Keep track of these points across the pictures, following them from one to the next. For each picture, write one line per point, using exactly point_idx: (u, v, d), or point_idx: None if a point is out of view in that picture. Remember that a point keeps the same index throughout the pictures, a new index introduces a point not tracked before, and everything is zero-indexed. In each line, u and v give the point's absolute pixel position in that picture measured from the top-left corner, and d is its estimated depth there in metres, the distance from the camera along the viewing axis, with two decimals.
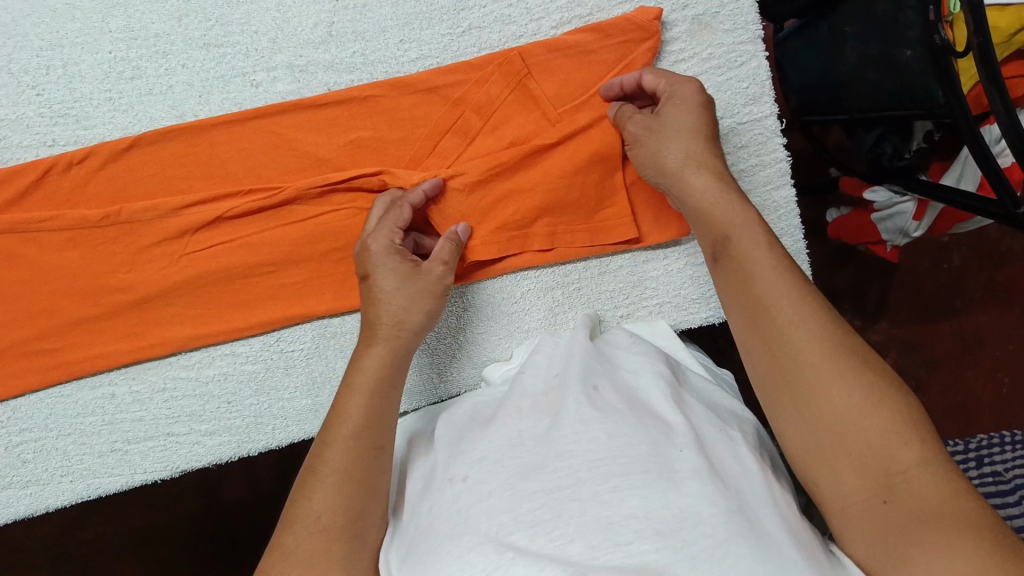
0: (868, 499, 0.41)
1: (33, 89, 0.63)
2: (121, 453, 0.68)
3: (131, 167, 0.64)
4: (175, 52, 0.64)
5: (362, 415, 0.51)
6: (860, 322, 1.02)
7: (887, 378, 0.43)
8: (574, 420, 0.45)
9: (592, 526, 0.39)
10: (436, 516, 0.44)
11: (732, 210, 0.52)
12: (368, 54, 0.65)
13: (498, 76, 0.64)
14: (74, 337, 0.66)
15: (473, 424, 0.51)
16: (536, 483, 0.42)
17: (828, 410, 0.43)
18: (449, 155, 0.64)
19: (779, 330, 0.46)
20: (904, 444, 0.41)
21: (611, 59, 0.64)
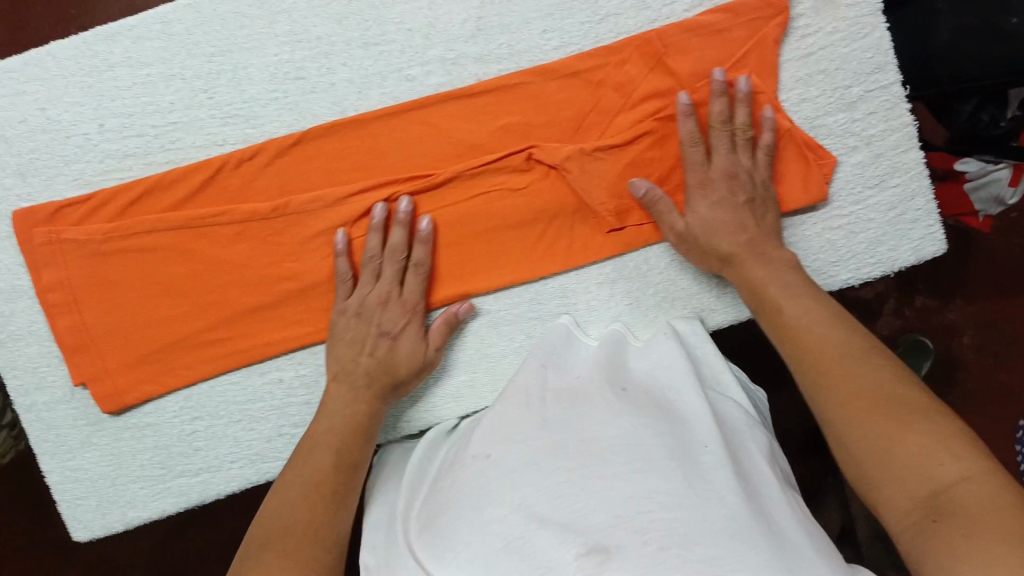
0: (918, 516, 0.45)
1: (205, 93, 0.67)
2: (288, 437, 0.71)
3: (298, 161, 0.68)
4: (336, 52, 0.67)
5: (325, 468, 0.60)
6: (935, 301, 1.04)
7: (927, 409, 0.49)
8: (604, 411, 0.55)
9: (614, 500, 0.46)
10: (462, 482, 0.53)
11: (769, 272, 0.63)
12: (514, 44, 0.68)
13: (637, 58, 0.68)
14: (245, 325, 0.70)
15: (497, 408, 0.60)
16: (562, 462, 0.50)
17: (875, 437, 0.49)
18: (595, 133, 0.68)
19: (840, 373, 0.54)
20: (956, 460, 0.46)
21: (742, 37, 0.68)
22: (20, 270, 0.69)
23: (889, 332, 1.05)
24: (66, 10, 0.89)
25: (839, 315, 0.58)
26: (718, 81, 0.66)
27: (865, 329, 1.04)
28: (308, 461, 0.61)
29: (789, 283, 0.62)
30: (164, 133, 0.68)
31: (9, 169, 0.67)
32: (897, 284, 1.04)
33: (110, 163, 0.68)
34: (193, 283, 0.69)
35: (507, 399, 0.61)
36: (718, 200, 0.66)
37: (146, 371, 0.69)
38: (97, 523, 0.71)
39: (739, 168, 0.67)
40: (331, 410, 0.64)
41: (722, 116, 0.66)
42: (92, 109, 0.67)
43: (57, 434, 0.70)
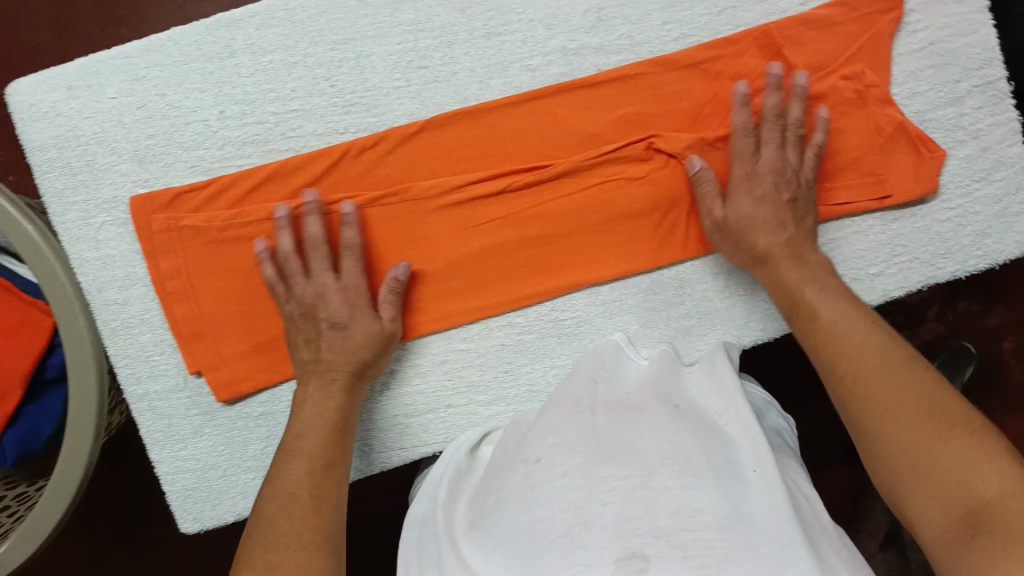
0: (959, 533, 0.46)
1: (327, 81, 0.67)
2: (403, 426, 0.71)
3: (419, 149, 0.68)
4: (459, 41, 0.68)
5: (313, 453, 0.59)
6: (977, 306, 1.01)
7: (971, 424, 0.49)
8: (652, 425, 0.54)
9: (661, 512, 0.46)
10: (511, 488, 0.53)
11: (811, 277, 0.63)
12: (635, 36, 0.69)
13: (756, 50, 0.69)
14: None
15: (548, 415, 0.59)
16: (607, 469, 0.50)
17: (917, 448, 0.50)
18: (715, 122, 0.69)
19: (883, 390, 0.54)
20: (998, 477, 0.46)
21: (857, 30, 0.69)
22: (136, 257, 0.68)
23: (933, 338, 1.02)
24: (115, 9, 0.88)
25: (877, 326, 0.59)
26: (772, 77, 0.66)
27: (907, 334, 1.02)
28: (303, 447, 0.59)
29: (827, 291, 0.62)
30: (284, 121, 0.67)
31: (127, 155, 0.67)
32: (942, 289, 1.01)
33: (229, 150, 0.67)
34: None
35: (558, 405, 0.60)
36: (761, 192, 0.65)
37: (261, 359, 0.69)
38: (207, 515, 0.70)
39: (786, 164, 0.66)
40: (319, 395, 0.63)
41: (776, 112, 0.66)
42: (213, 95, 0.67)
43: (169, 424, 0.69)
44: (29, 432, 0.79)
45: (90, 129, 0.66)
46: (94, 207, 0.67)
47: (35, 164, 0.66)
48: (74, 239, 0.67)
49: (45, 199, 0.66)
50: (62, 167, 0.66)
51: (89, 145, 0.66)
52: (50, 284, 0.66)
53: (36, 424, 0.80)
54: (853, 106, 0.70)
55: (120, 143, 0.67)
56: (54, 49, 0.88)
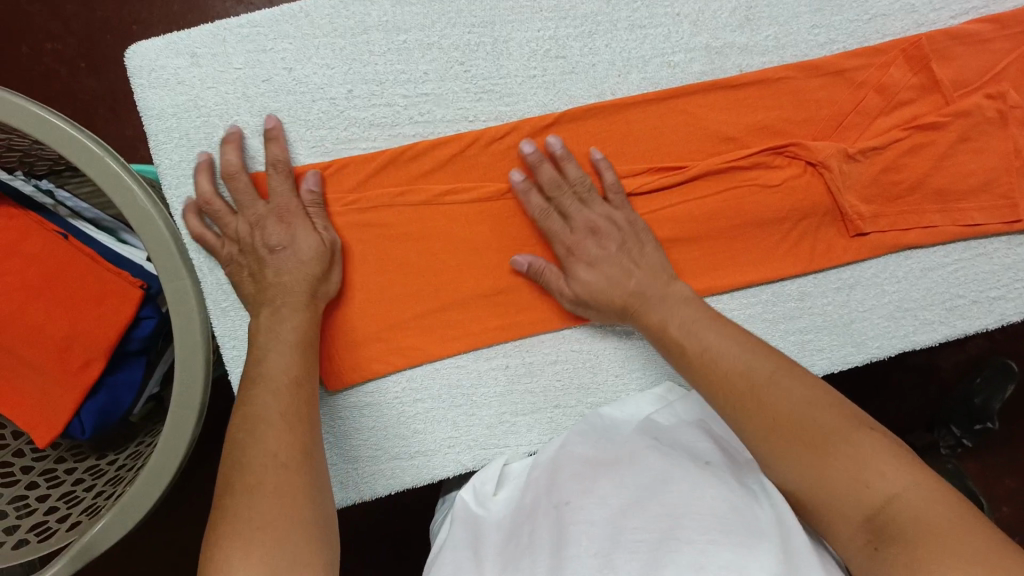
0: (863, 542, 0.42)
1: (461, 65, 0.65)
2: (508, 424, 0.68)
3: None
4: (600, 31, 0.65)
5: (282, 375, 0.54)
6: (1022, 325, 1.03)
7: (860, 427, 0.46)
8: (684, 482, 0.51)
9: (684, 565, 0.43)
10: (542, 531, 0.53)
11: (671, 310, 0.59)
12: (781, 38, 0.67)
13: (903, 62, 0.67)
14: (477, 309, 0.67)
15: (564, 463, 0.59)
16: (637, 518, 0.48)
17: (808, 467, 0.45)
18: (853, 134, 0.67)
19: (748, 396, 0.50)
20: (890, 473, 0.43)
21: (1006, 48, 0.68)
22: None
23: (978, 353, 1.03)
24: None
25: (752, 342, 0.54)
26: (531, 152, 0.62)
27: (952, 349, 1.03)
28: (269, 372, 0.54)
29: (697, 319, 0.57)
30: (414, 105, 0.65)
31: (249, 130, 0.64)
32: None
33: (354, 131, 0.64)
34: (427, 261, 0.66)
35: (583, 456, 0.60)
36: (596, 258, 0.62)
37: (374, 349, 0.66)
38: None
39: (597, 219, 0.62)
40: (281, 320, 0.58)
41: (555, 183, 0.62)
42: (342, 73, 0.64)
43: None
44: (108, 403, 0.75)
45: (211, 100, 0.63)
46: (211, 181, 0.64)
47: (151, 134, 0.63)
48: None
49: (161, 170, 0.64)
50: (180, 139, 0.63)
51: (209, 117, 0.63)
52: (161, 258, 0.63)
53: (116, 395, 0.76)
54: (993, 125, 0.67)
55: (242, 117, 0.64)
56: (109, 3, 0.91)
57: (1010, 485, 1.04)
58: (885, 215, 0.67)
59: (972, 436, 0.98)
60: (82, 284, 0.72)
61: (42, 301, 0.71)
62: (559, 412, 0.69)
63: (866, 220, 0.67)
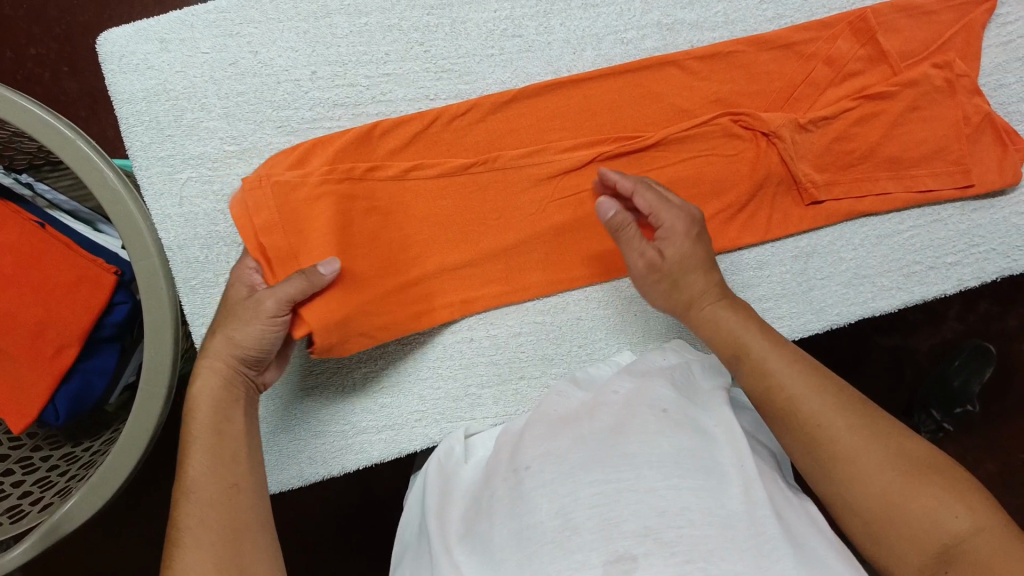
0: (929, 572, 0.45)
1: (421, 45, 0.67)
2: (474, 397, 0.70)
3: (509, 118, 0.68)
4: (555, 11, 0.68)
5: (203, 436, 0.54)
6: (997, 308, 1.03)
7: (931, 458, 0.48)
8: (643, 429, 0.50)
9: (647, 512, 0.44)
10: (501, 498, 0.51)
11: (720, 314, 0.57)
12: (730, 14, 0.69)
13: (850, 34, 0.69)
14: (441, 281, 0.67)
15: (529, 432, 0.56)
16: (597, 474, 0.47)
17: (881, 497, 0.46)
18: (803, 105, 0.69)
19: (825, 433, 0.49)
20: (962, 513, 0.45)
21: (951, 19, 0.70)
22: (219, 216, 0.67)
23: (954, 337, 1.03)
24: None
25: (816, 376, 0.52)
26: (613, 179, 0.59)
27: (929, 333, 1.03)
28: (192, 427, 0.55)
29: (765, 345, 0.54)
30: (376, 84, 0.67)
31: (216, 112, 0.66)
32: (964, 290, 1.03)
33: (318, 112, 0.67)
34: (382, 235, 0.64)
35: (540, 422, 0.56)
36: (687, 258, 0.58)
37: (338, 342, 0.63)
38: (273, 480, 0.69)
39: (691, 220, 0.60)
40: (201, 388, 0.56)
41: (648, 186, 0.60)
42: (306, 55, 0.66)
43: None
44: (81, 388, 0.76)
45: (180, 83, 0.66)
46: (179, 162, 0.66)
47: (122, 117, 0.66)
48: (157, 194, 0.66)
49: (131, 152, 0.66)
50: (150, 122, 0.66)
51: (177, 100, 0.66)
52: (132, 238, 0.65)
53: (89, 380, 0.77)
54: (940, 94, 0.69)
55: (209, 99, 0.66)
56: (91, 8, 0.94)
57: (990, 469, 1.04)
58: (840, 182, 0.69)
59: (953, 420, 0.98)
60: (55, 272, 0.74)
61: (17, 287, 0.73)
62: (524, 384, 0.70)
63: (821, 188, 0.69)
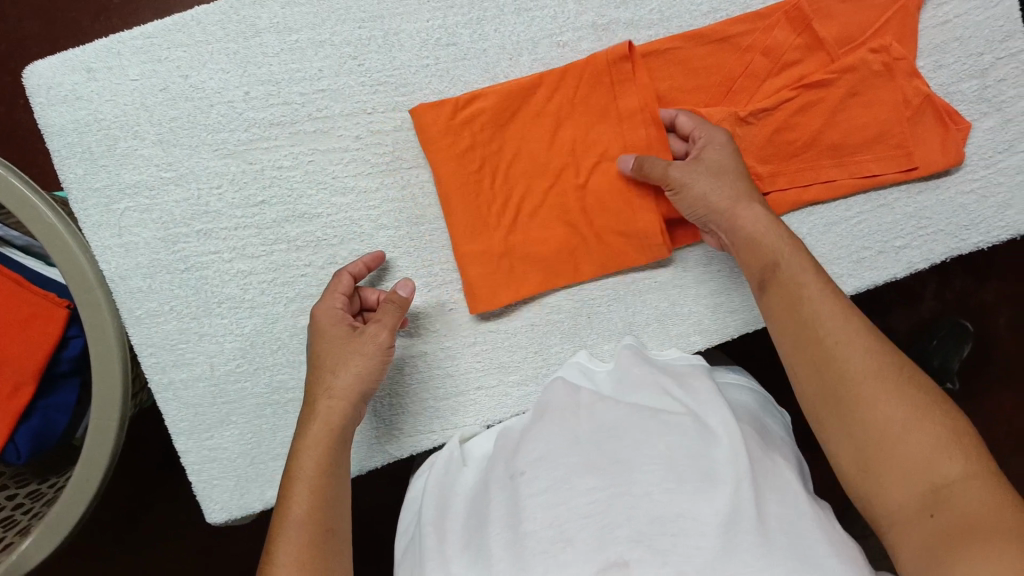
0: (914, 510, 0.47)
1: (355, 60, 0.66)
2: (432, 410, 0.69)
3: (479, 121, 0.66)
4: (488, 17, 0.67)
5: (315, 473, 0.56)
6: (972, 283, 1.04)
7: (935, 398, 0.50)
8: (639, 434, 0.52)
9: (643, 523, 0.46)
10: (498, 501, 0.52)
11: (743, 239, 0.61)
12: (665, 10, 0.69)
13: (786, 23, 0.68)
14: (472, 272, 0.67)
15: (531, 430, 0.57)
16: (590, 479, 0.49)
17: (883, 424, 0.50)
18: (743, 98, 0.69)
19: (839, 349, 0.53)
20: (953, 457, 0.47)
21: (887, 2, 0.69)
22: (159, 244, 0.66)
23: (931, 316, 1.04)
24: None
25: (844, 305, 0.55)
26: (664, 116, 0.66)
27: (905, 313, 1.04)
28: (299, 468, 0.56)
29: (800, 267, 0.58)
30: (311, 101, 0.66)
31: (149, 139, 0.65)
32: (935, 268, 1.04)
33: (254, 132, 0.66)
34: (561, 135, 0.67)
35: (542, 413, 0.58)
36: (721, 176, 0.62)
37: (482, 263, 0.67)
38: (234, 505, 0.68)
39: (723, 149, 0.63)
40: (311, 441, 0.57)
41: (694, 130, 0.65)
42: (238, 76, 0.65)
43: (195, 414, 0.67)
44: (43, 425, 0.75)
45: (111, 112, 0.64)
46: (115, 193, 0.65)
47: (54, 150, 0.64)
48: (95, 226, 0.65)
49: (67, 185, 0.65)
50: (83, 153, 0.65)
51: (110, 129, 0.65)
52: (70, 270, 0.64)
53: (49, 417, 0.76)
54: (878, 79, 0.69)
55: (142, 127, 0.65)
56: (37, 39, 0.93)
57: None
58: (782, 173, 0.69)
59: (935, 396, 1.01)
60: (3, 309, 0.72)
61: None
62: (478, 395, 0.70)
63: (763, 180, 0.69)
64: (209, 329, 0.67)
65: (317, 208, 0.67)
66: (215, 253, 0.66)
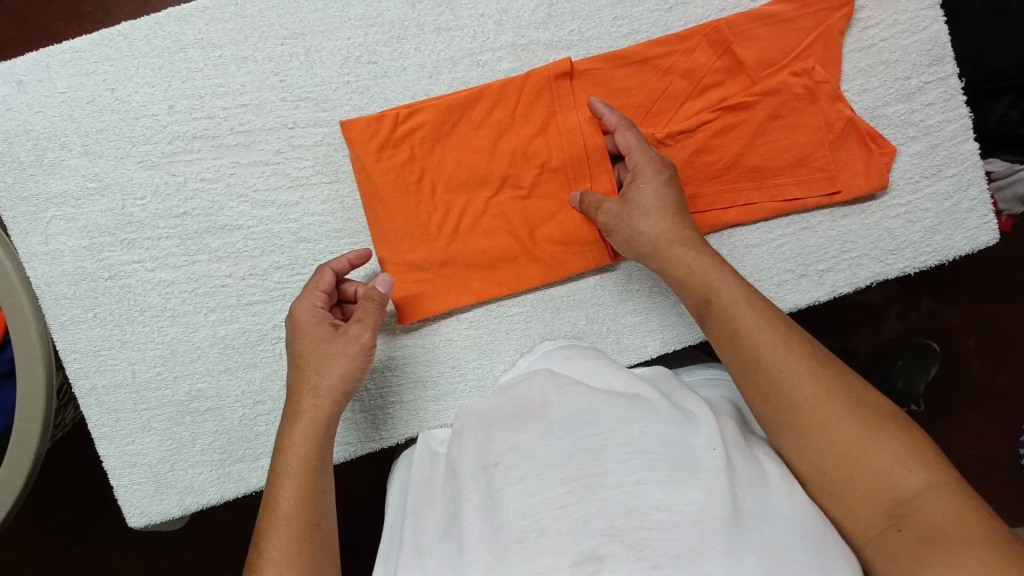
0: (880, 527, 0.47)
1: (277, 76, 0.67)
2: (349, 422, 0.71)
3: (422, 131, 0.67)
4: (409, 36, 0.68)
5: (302, 469, 0.56)
6: (938, 305, 1.02)
7: (884, 414, 0.50)
8: (613, 422, 0.52)
9: (615, 511, 0.46)
10: (470, 493, 0.52)
11: (696, 274, 0.60)
12: (585, 31, 0.69)
13: (706, 46, 0.69)
14: (406, 281, 0.68)
15: (503, 426, 0.58)
16: (564, 469, 0.50)
17: (838, 447, 0.49)
18: (663, 118, 0.69)
19: (782, 376, 0.53)
20: (912, 469, 0.47)
21: (809, 26, 0.69)
22: (84, 252, 0.68)
23: (897, 336, 1.02)
24: (80, 7, 0.94)
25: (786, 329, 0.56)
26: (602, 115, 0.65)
27: (872, 333, 1.02)
28: (284, 460, 0.57)
29: (728, 296, 0.58)
30: (234, 116, 0.67)
31: (76, 150, 0.67)
32: (902, 288, 1.03)
33: (178, 145, 0.67)
34: (501, 146, 0.68)
35: (518, 411, 0.59)
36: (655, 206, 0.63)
37: (417, 270, 0.68)
38: (154, 510, 0.69)
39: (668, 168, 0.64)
40: (302, 431, 0.59)
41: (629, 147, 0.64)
42: (163, 90, 0.67)
43: (116, 419, 0.69)
44: None
45: (40, 124, 0.67)
46: (43, 202, 0.67)
47: None
48: (22, 233, 0.67)
49: None
50: (12, 163, 0.67)
51: (39, 140, 0.67)
52: None
53: None
54: (800, 102, 0.69)
55: (69, 138, 0.67)
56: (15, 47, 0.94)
57: None
58: (701, 195, 0.69)
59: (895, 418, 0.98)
60: None
61: None
62: (398, 408, 0.71)
63: None
64: (131, 337, 0.69)
65: (238, 219, 0.68)
66: (137, 262, 0.68)
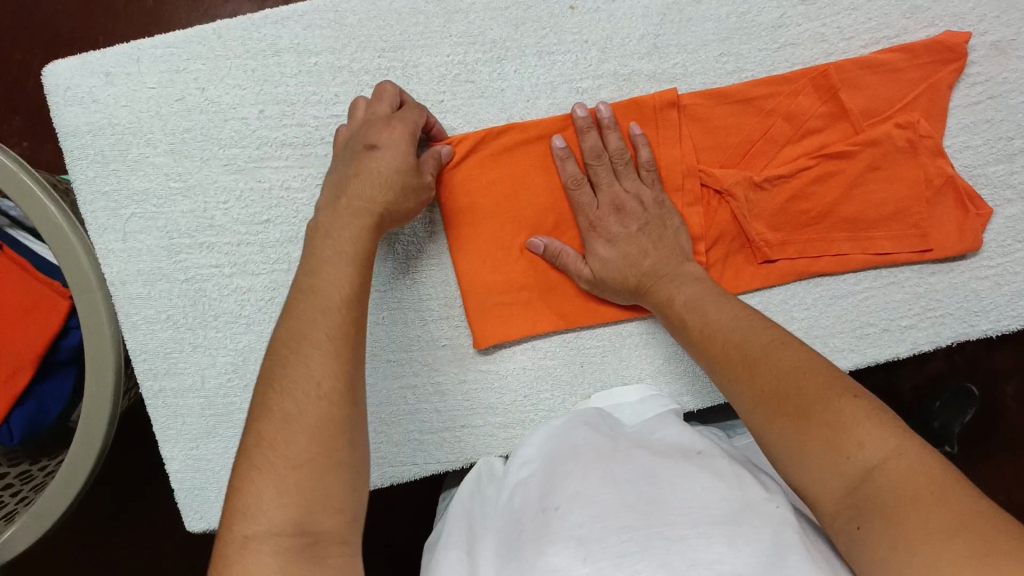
0: (843, 516, 0.43)
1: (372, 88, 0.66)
2: (416, 443, 0.69)
3: (486, 159, 0.66)
4: (509, 57, 0.66)
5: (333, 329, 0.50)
6: (985, 347, 1.01)
7: (842, 384, 0.47)
8: (679, 477, 0.53)
9: (679, 565, 0.44)
10: (530, 531, 0.51)
11: (677, 287, 0.61)
12: (689, 65, 0.68)
13: (811, 90, 0.67)
14: (481, 316, 0.67)
15: (568, 462, 0.56)
16: (624, 517, 0.49)
17: (794, 434, 0.47)
18: (761, 161, 0.68)
19: (750, 365, 0.51)
20: (869, 442, 0.43)
21: (917, 78, 0.68)
22: (162, 253, 0.66)
23: (938, 376, 1.00)
24: None
25: (749, 314, 0.56)
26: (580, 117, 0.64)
27: (914, 371, 1.01)
28: (310, 316, 0.50)
29: (699, 295, 0.59)
30: (325, 125, 0.66)
31: (161, 147, 0.65)
32: None
33: (265, 151, 0.66)
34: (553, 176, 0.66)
35: (579, 450, 0.58)
36: (615, 236, 0.64)
37: (488, 302, 0.67)
38: (213, 515, 0.68)
39: (625, 197, 0.64)
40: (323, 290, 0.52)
41: (596, 153, 0.64)
42: (254, 94, 0.65)
43: (182, 423, 0.68)
44: (36, 412, 0.75)
45: (126, 118, 0.65)
46: (124, 198, 0.66)
47: (67, 150, 0.65)
48: (101, 229, 0.66)
49: (75, 186, 0.65)
50: (95, 156, 0.65)
51: (123, 135, 0.65)
52: (72, 271, 0.64)
53: (44, 404, 0.76)
54: (901, 156, 0.67)
55: (155, 135, 0.65)
56: (77, 14, 0.91)
57: None
58: (791, 243, 0.68)
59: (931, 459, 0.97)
60: (10, 295, 0.73)
61: None
62: (467, 435, 0.69)
63: (772, 248, 0.68)
64: (203, 341, 0.67)
65: None
66: (215, 267, 0.67)
